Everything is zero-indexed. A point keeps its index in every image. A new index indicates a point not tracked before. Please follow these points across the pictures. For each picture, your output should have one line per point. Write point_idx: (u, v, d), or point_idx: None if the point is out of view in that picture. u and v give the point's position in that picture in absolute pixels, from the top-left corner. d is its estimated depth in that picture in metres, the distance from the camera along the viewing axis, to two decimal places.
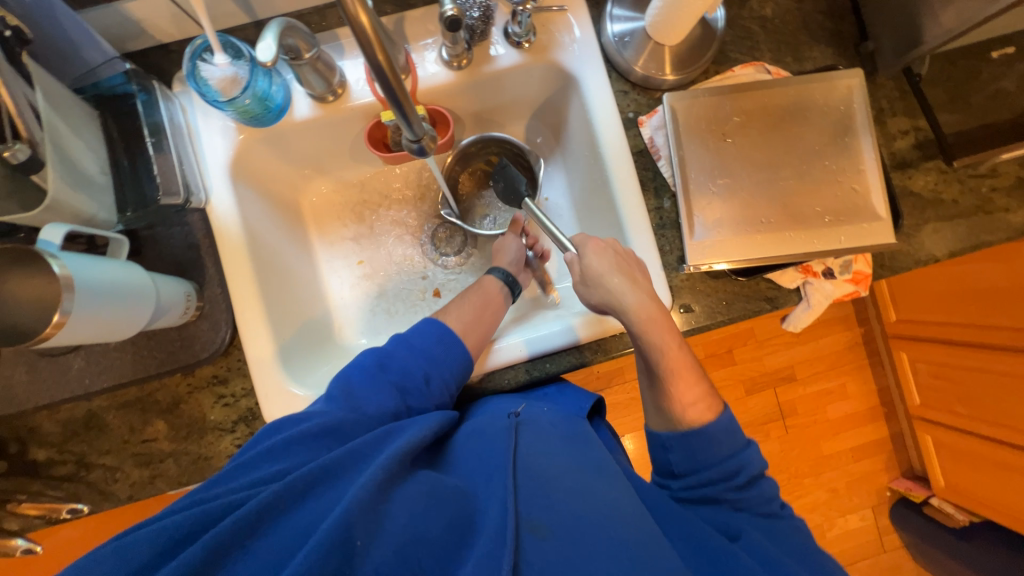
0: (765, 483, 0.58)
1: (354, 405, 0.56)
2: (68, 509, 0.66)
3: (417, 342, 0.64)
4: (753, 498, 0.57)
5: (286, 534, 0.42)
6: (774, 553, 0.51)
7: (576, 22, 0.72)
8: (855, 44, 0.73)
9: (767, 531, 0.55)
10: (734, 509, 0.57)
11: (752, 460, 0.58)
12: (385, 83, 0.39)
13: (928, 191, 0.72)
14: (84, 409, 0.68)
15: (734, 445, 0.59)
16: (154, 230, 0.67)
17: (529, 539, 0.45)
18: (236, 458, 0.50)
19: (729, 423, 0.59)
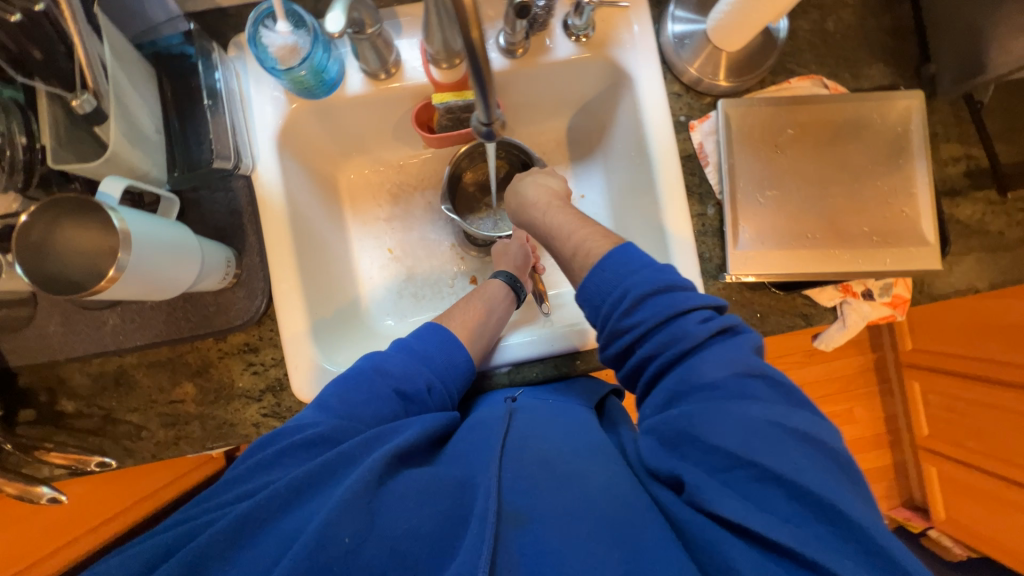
0: (675, 322, 0.50)
1: (348, 411, 0.56)
2: (97, 462, 0.64)
3: (423, 349, 0.65)
4: (668, 346, 0.50)
5: (279, 538, 0.44)
6: (693, 420, 0.44)
7: (636, 20, 0.71)
8: (916, 66, 0.72)
9: (693, 431, 0.45)
10: (662, 422, 0.48)
11: (654, 307, 0.51)
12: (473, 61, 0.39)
13: (974, 221, 0.71)
14: (115, 365, 0.68)
15: (637, 295, 0.52)
16: (198, 194, 0.67)
17: (508, 527, 0.44)
18: (234, 469, 0.51)
19: (628, 277, 0.53)
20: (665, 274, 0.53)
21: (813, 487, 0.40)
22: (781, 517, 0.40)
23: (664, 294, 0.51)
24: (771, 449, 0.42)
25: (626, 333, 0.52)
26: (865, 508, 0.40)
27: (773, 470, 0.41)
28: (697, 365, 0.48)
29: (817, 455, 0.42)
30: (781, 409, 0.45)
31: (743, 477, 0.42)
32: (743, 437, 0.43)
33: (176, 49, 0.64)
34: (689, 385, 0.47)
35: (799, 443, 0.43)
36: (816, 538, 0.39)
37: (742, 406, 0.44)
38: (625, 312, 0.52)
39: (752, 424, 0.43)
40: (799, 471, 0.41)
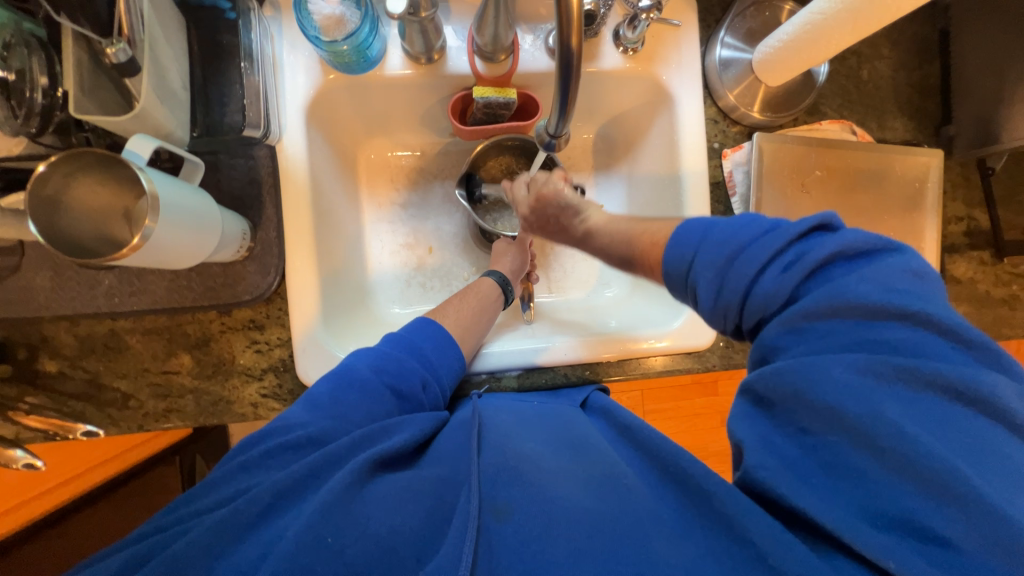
0: (769, 273, 0.41)
1: (339, 413, 0.52)
2: (82, 430, 0.60)
3: (416, 343, 0.63)
4: (760, 299, 0.42)
5: (260, 543, 0.42)
6: (785, 392, 0.39)
7: (684, 40, 0.71)
8: (936, 125, 0.75)
9: (789, 401, 0.39)
10: (759, 387, 0.41)
11: (746, 262, 0.42)
12: (563, 73, 0.40)
13: (966, 277, 0.75)
14: (106, 328, 0.64)
15: (720, 251, 0.44)
16: (216, 157, 0.63)
17: (487, 521, 0.44)
18: (218, 469, 0.49)
19: (711, 231, 0.45)
20: (733, 232, 0.44)
21: (919, 461, 0.34)
22: (873, 494, 0.35)
23: (734, 257, 0.43)
24: (872, 415, 0.36)
25: (720, 316, 0.44)
26: (991, 481, 0.34)
27: (872, 439, 0.36)
28: (795, 324, 0.40)
29: (940, 417, 0.35)
30: (902, 356, 0.37)
31: (828, 451, 0.37)
32: (837, 400, 0.37)
33: (220, 11, 0.62)
34: (784, 344, 0.40)
35: (916, 401, 0.36)
36: (907, 517, 0.34)
37: (840, 363, 0.37)
38: (703, 296, 0.45)
39: (851, 385, 0.37)
40: (908, 439, 0.35)
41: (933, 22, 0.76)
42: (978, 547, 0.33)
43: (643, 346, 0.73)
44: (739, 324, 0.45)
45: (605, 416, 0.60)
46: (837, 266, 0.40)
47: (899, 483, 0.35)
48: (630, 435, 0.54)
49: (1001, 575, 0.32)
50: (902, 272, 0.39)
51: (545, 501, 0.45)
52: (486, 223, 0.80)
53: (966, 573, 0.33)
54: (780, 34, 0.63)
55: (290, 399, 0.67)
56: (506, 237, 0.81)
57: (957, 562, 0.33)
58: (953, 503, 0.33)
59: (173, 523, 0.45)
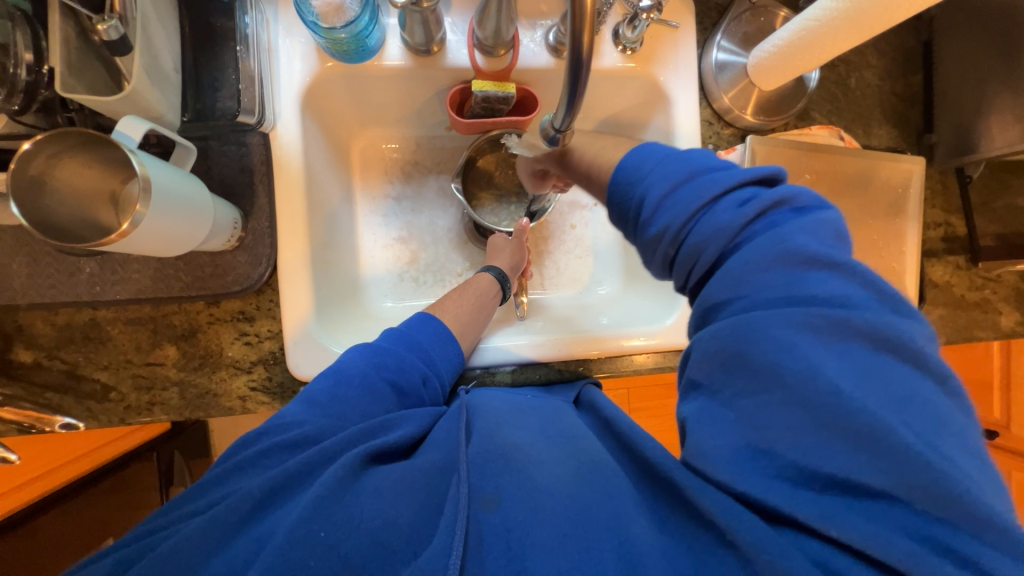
0: (719, 204, 0.44)
1: (339, 412, 0.52)
2: (61, 423, 0.57)
3: (416, 338, 0.63)
4: (709, 234, 0.43)
5: (250, 541, 0.41)
6: (725, 348, 0.41)
7: (683, 42, 0.72)
8: (918, 134, 0.78)
9: (731, 361, 0.41)
10: (708, 344, 0.42)
11: (698, 192, 0.44)
12: (574, 63, 0.39)
13: (943, 281, 0.78)
14: (87, 317, 0.62)
15: (674, 183, 0.45)
16: (207, 143, 0.61)
17: (479, 511, 0.44)
18: (213, 470, 0.48)
19: (668, 167, 0.47)
20: (688, 161, 0.46)
21: (851, 416, 0.36)
22: (807, 458, 0.37)
23: (687, 185, 0.45)
24: (805, 371, 0.38)
25: (657, 241, 0.46)
26: (919, 431, 0.36)
27: (805, 395, 0.37)
28: (739, 265, 0.42)
29: (871, 369, 0.38)
30: (834, 308, 0.39)
31: (766, 420, 0.39)
32: (773, 356, 0.39)
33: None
34: (727, 294, 0.42)
35: (848, 354, 0.38)
36: (847, 478, 0.37)
37: (775, 320, 0.39)
38: (649, 217, 0.46)
39: (787, 338, 0.38)
40: (841, 395, 0.37)
41: (918, 34, 0.78)
42: (902, 495, 0.36)
43: (636, 344, 0.74)
44: (684, 265, 0.46)
45: (592, 409, 0.60)
46: (784, 213, 0.43)
47: (841, 446, 0.37)
48: (611, 425, 0.55)
49: (922, 518, 0.35)
50: (829, 225, 0.43)
51: (533, 491, 0.44)
52: (482, 218, 0.80)
53: (893, 522, 0.36)
54: (776, 39, 0.64)
55: (280, 393, 0.65)
56: (502, 233, 0.80)
57: (878, 511, 0.36)
58: (888, 458, 0.36)
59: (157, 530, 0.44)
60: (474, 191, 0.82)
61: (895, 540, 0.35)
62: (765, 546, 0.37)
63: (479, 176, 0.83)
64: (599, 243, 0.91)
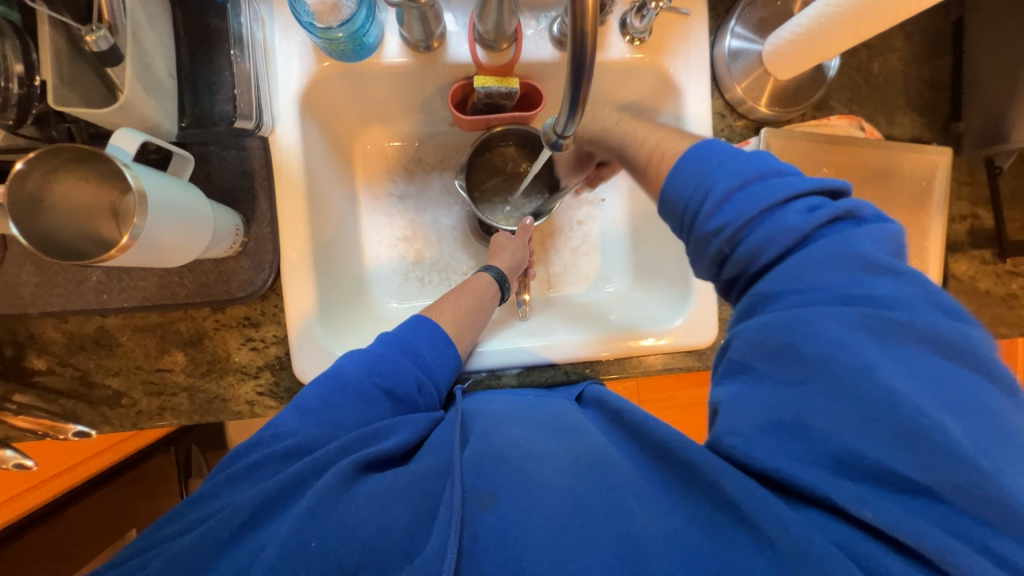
0: (792, 204, 0.43)
1: (332, 420, 0.52)
2: (74, 431, 0.58)
3: (410, 343, 0.62)
4: (776, 234, 0.42)
5: (244, 553, 0.42)
6: (777, 343, 0.40)
7: (694, 30, 0.69)
8: (945, 121, 0.74)
9: (779, 353, 0.40)
10: (754, 336, 0.42)
11: (771, 189, 0.43)
12: (575, 73, 0.38)
13: (967, 276, 0.75)
14: (95, 324, 0.63)
15: (744, 180, 0.44)
16: (207, 149, 0.61)
17: (476, 513, 0.43)
18: (206, 482, 0.48)
19: (739, 163, 0.45)
20: (757, 161, 0.45)
21: (902, 415, 0.36)
22: (847, 444, 0.37)
23: (755, 185, 0.44)
24: (859, 369, 0.37)
25: (713, 237, 0.45)
26: (972, 437, 0.35)
27: (858, 390, 0.37)
28: (797, 265, 0.41)
29: (931, 374, 0.37)
30: (895, 309, 0.38)
31: (814, 416, 0.38)
32: (826, 350, 0.38)
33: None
34: (778, 291, 0.42)
35: (907, 357, 0.37)
36: (890, 473, 0.36)
37: (833, 318, 0.39)
38: (707, 213, 0.45)
39: (845, 335, 0.38)
40: (896, 395, 0.36)
41: (948, 14, 0.74)
42: (944, 490, 0.35)
43: (644, 344, 0.73)
44: (734, 265, 0.45)
45: (598, 404, 0.58)
46: (851, 222, 0.43)
47: (894, 448, 0.36)
48: (615, 429, 0.53)
49: (958, 513, 0.35)
50: (891, 237, 0.42)
51: (528, 490, 0.44)
52: (485, 217, 0.79)
53: (931, 515, 0.35)
54: (793, 26, 0.61)
55: (287, 397, 0.65)
56: (505, 232, 0.79)
57: (917, 503, 0.35)
58: (941, 460, 0.35)
59: (151, 544, 0.45)
60: (480, 189, 0.81)
61: (929, 530, 0.34)
62: (786, 524, 0.37)
63: (481, 174, 0.81)
64: (605, 238, 0.89)
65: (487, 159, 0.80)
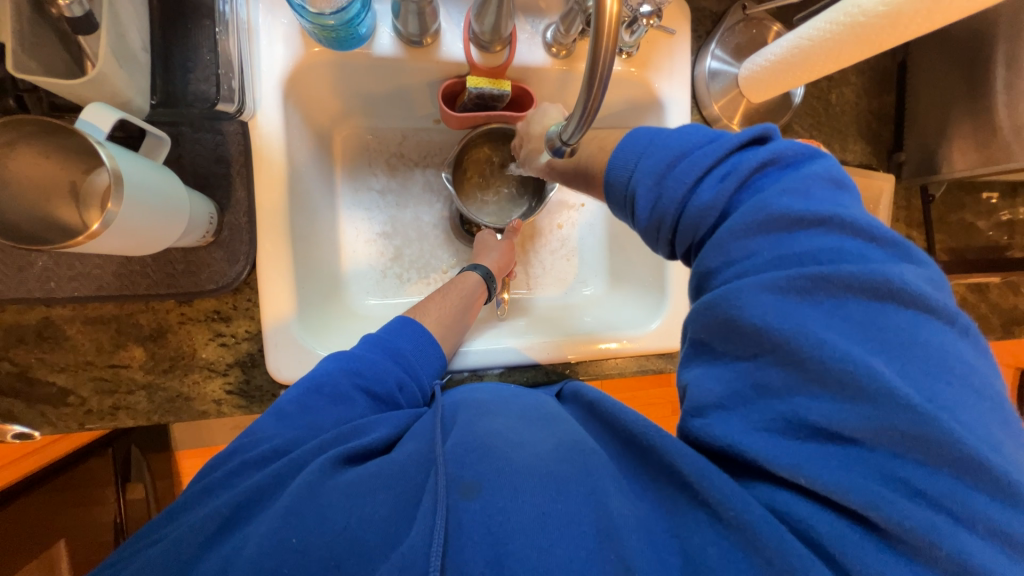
0: (706, 179, 0.45)
1: (310, 423, 0.51)
2: (14, 432, 0.54)
3: (395, 345, 0.62)
4: (696, 212, 0.45)
5: (220, 556, 0.40)
6: (713, 321, 0.42)
7: (678, 49, 0.72)
8: (888, 151, 0.83)
9: (725, 333, 0.42)
10: (699, 322, 0.44)
11: (689, 169, 0.46)
12: (590, 82, 0.39)
13: None
14: (39, 315, 0.57)
15: (662, 167, 0.48)
16: (178, 130, 0.57)
17: (459, 500, 0.43)
18: (185, 492, 0.46)
19: (654, 146, 0.50)
20: (670, 148, 0.48)
21: (827, 366, 0.37)
22: (793, 408, 0.38)
23: (672, 172, 0.47)
24: (790, 330, 0.38)
25: (653, 226, 0.49)
26: (907, 376, 0.36)
27: (793, 353, 0.38)
28: (727, 235, 0.43)
29: (861, 319, 0.37)
30: (821, 265, 0.39)
31: (755, 381, 0.40)
32: (758, 319, 0.39)
33: None
34: (719, 263, 0.43)
35: (838, 308, 0.38)
36: (824, 428, 0.37)
37: (759, 283, 0.40)
38: (642, 208, 0.49)
39: (775, 305, 0.39)
40: (822, 347, 0.37)
41: (894, 55, 0.82)
42: (875, 439, 0.36)
43: (622, 346, 0.75)
44: (675, 243, 0.49)
45: (575, 398, 0.59)
46: (767, 176, 0.44)
47: (817, 396, 0.37)
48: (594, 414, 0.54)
49: (896, 458, 0.36)
50: (825, 175, 0.43)
51: (512, 476, 0.44)
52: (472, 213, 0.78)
53: (864, 465, 0.36)
54: (768, 54, 0.66)
55: (258, 396, 0.62)
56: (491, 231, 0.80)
57: (860, 461, 0.36)
58: (869, 403, 0.35)
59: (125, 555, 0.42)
60: (467, 186, 0.80)
61: (870, 490, 0.35)
62: (731, 501, 0.39)
63: (469, 171, 0.81)
64: (584, 243, 0.92)
65: (474, 155, 0.80)
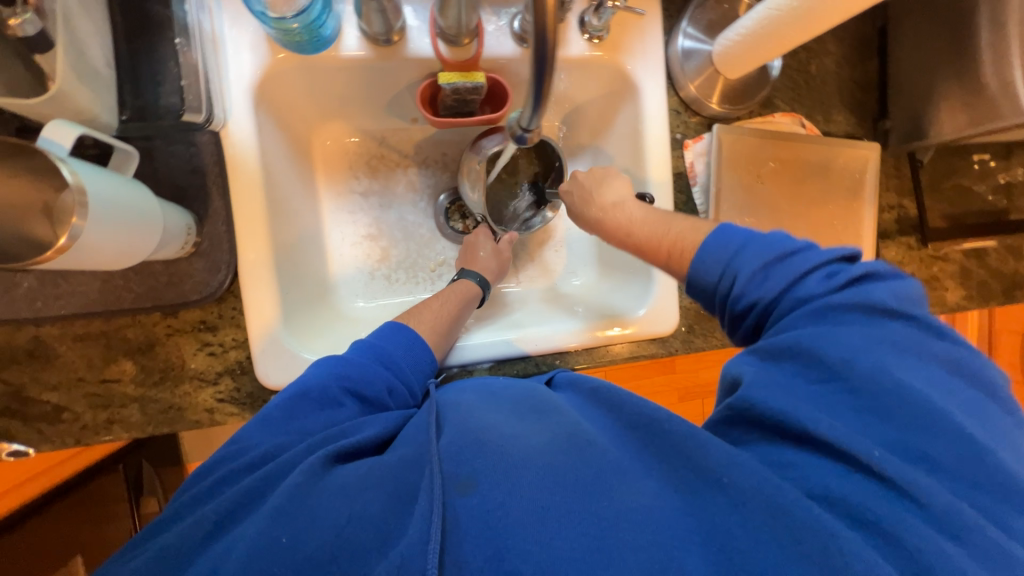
0: (808, 276, 0.50)
1: (298, 428, 0.51)
2: (8, 451, 0.57)
3: (386, 349, 0.62)
4: (787, 302, 0.50)
5: (210, 558, 0.40)
6: (790, 342, 0.46)
7: (650, 29, 0.72)
8: (873, 119, 0.81)
9: (807, 353, 0.45)
10: (774, 346, 0.47)
11: (790, 268, 0.51)
12: (537, 64, 0.39)
13: (896, 261, 0.82)
14: (29, 335, 0.58)
15: (762, 258, 0.52)
16: (152, 143, 0.57)
17: (454, 496, 0.43)
18: (172, 504, 0.46)
19: (754, 238, 0.54)
20: (775, 243, 0.53)
21: (912, 395, 0.41)
22: (870, 415, 0.41)
23: (775, 266, 0.51)
24: (873, 366, 0.42)
25: (745, 312, 0.53)
26: (974, 423, 0.40)
27: (879, 379, 0.42)
28: (815, 314, 0.47)
29: (939, 381, 0.42)
30: (903, 338, 0.44)
31: (833, 389, 0.43)
32: (845, 353, 0.44)
33: None
34: (802, 325, 0.48)
35: (920, 367, 0.43)
36: (896, 438, 0.40)
37: (849, 331, 0.45)
38: (738, 292, 0.53)
39: (860, 344, 0.44)
40: (906, 385, 0.41)
41: (874, 21, 0.80)
42: (950, 458, 0.39)
43: (611, 333, 0.75)
44: (759, 324, 0.53)
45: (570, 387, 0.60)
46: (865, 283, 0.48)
47: (899, 413, 0.40)
48: (598, 395, 0.54)
49: (958, 475, 0.38)
50: (914, 291, 0.48)
51: (507, 469, 0.44)
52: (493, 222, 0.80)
53: (938, 479, 0.38)
54: (739, 28, 0.65)
55: (250, 403, 0.63)
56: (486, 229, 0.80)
57: (929, 468, 0.39)
58: (943, 431, 0.39)
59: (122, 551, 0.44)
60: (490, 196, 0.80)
61: (939, 492, 0.37)
62: (759, 485, 0.41)
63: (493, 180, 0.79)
64: (574, 233, 0.91)
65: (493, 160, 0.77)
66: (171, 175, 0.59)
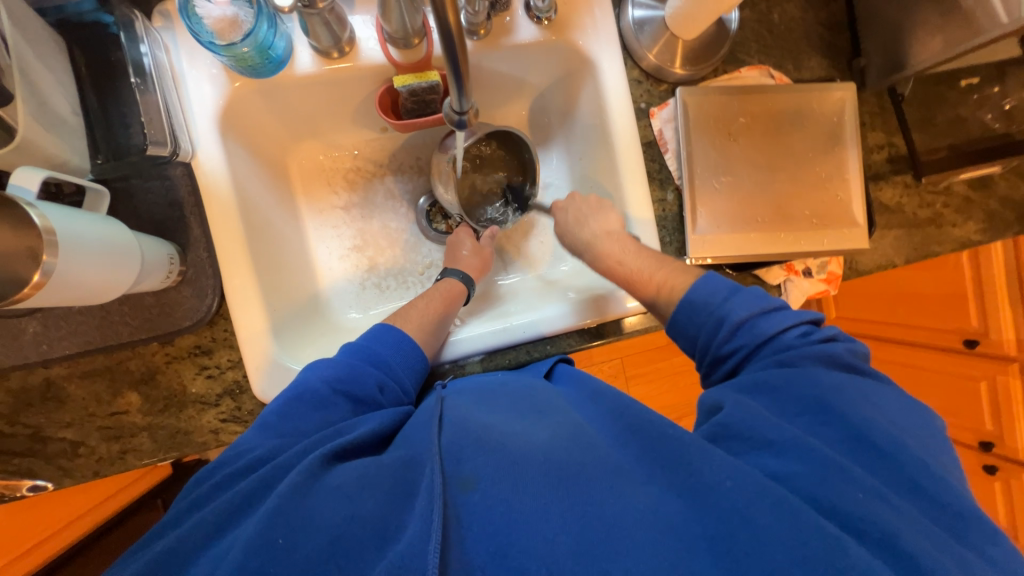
0: (790, 329, 0.52)
1: (293, 430, 0.53)
2: (28, 486, 0.61)
3: (374, 350, 0.62)
4: (764, 351, 0.52)
5: (207, 562, 0.41)
6: (769, 379, 0.48)
7: (598, 3, 0.71)
8: (847, 59, 0.79)
9: (785, 388, 0.47)
10: (751, 379, 0.49)
11: (776, 321, 0.52)
12: (448, 47, 0.40)
13: (894, 202, 0.79)
14: (40, 377, 0.61)
15: (750, 308, 0.53)
16: (129, 183, 0.61)
17: (456, 493, 0.42)
18: (169, 511, 0.47)
19: (744, 289, 0.56)
20: (761, 297, 0.55)
21: (885, 429, 0.43)
22: (852, 440, 0.43)
23: (761, 317, 0.53)
24: (851, 406, 0.44)
25: (726, 357, 0.54)
26: (937, 460, 0.43)
27: (856, 416, 0.43)
28: (791, 360, 0.49)
29: (905, 421, 0.45)
30: (870, 388, 0.47)
31: (811, 418, 0.45)
32: (821, 390, 0.46)
33: (102, 27, 0.59)
34: (778, 366, 0.49)
35: (888, 410, 0.45)
36: (872, 462, 0.42)
37: (825, 373, 0.47)
38: (723, 337, 0.54)
39: (835, 385, 0.46)
40: (879, 423, 0.43)
41: None
42: (923, 485, 0.40)
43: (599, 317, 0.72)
44: (733, 369, 0.54)
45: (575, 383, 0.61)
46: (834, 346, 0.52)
47: (876, 438, 0.42)
48: (601, 397, 0.55)
49: (930, 498, 0.40)
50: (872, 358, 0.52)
51: (509, 464, 0.43)
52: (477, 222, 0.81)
53: (912, 504, 0.40)
54: None
55: (251, 420, 0.65)
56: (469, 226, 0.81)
57: (901, 490, 0.40)
58: (914, 463, 0.41)
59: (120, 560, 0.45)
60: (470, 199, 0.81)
61: (912, 513, 0.39)
62: (747, 485, 0.40)
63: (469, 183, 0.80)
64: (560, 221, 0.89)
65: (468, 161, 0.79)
66: (150, 210, 0.62)
